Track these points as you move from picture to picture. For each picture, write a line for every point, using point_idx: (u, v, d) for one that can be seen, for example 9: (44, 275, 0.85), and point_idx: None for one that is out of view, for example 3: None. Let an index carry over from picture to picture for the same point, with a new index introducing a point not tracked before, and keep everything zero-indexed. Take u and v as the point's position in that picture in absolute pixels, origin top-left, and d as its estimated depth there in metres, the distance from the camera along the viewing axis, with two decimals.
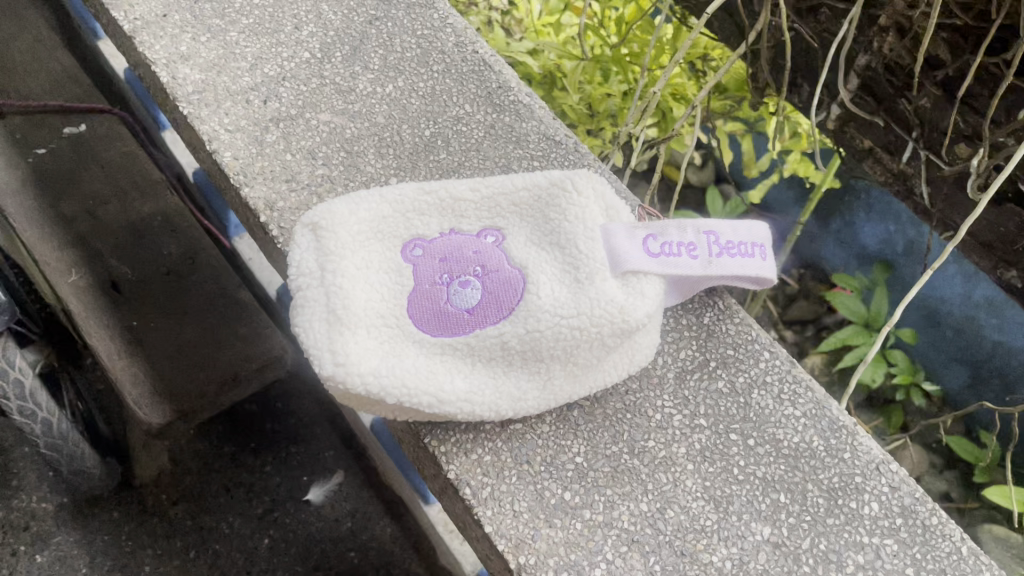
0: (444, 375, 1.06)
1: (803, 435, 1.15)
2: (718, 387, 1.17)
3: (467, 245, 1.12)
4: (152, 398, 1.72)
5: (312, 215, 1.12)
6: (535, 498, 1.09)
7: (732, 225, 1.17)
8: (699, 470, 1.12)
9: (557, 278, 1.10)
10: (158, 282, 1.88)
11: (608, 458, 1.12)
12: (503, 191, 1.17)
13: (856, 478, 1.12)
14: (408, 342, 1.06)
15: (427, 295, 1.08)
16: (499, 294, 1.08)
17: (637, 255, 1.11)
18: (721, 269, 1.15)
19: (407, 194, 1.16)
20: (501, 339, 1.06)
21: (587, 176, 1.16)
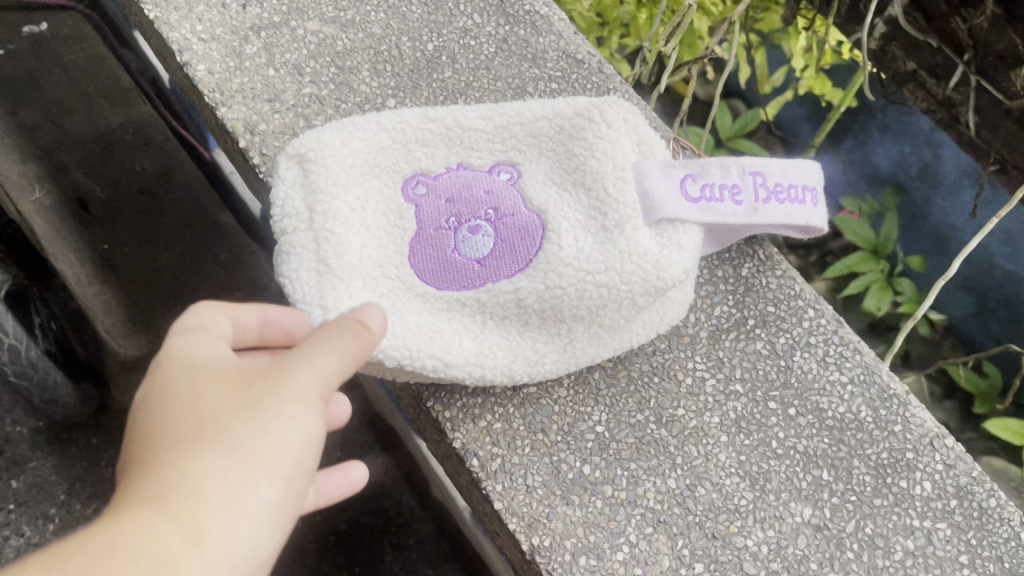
0: (451, 333, 0.93)
1: (850, 404, 1.04)
2: (757, 350, 1.05)
3: (478, 182, 0.97)
4: (128, 330, 1.53)
5: (298, 144, 0.94)
6: (550, 471, 0.97)
7: (780, 164, 1.02)
8: (734, 442, 1.00)
9: (581, 226, 0.96)
10: (130, 202, 1.65)
11: (632, 428, 1.00)
12: (519, 120, 1.01)
13: (907, 454, 1.02)
14: (411, 295, 0.93)
15: (431, 241, 0.94)
16: (515, 242, 0.95)
17: (675, 198, 0.96)
18: (768, 216, 1.00)
19: (409, 122, 0.98)
20: (518, 295, 0.93)
21: (618, 103, 0.99)
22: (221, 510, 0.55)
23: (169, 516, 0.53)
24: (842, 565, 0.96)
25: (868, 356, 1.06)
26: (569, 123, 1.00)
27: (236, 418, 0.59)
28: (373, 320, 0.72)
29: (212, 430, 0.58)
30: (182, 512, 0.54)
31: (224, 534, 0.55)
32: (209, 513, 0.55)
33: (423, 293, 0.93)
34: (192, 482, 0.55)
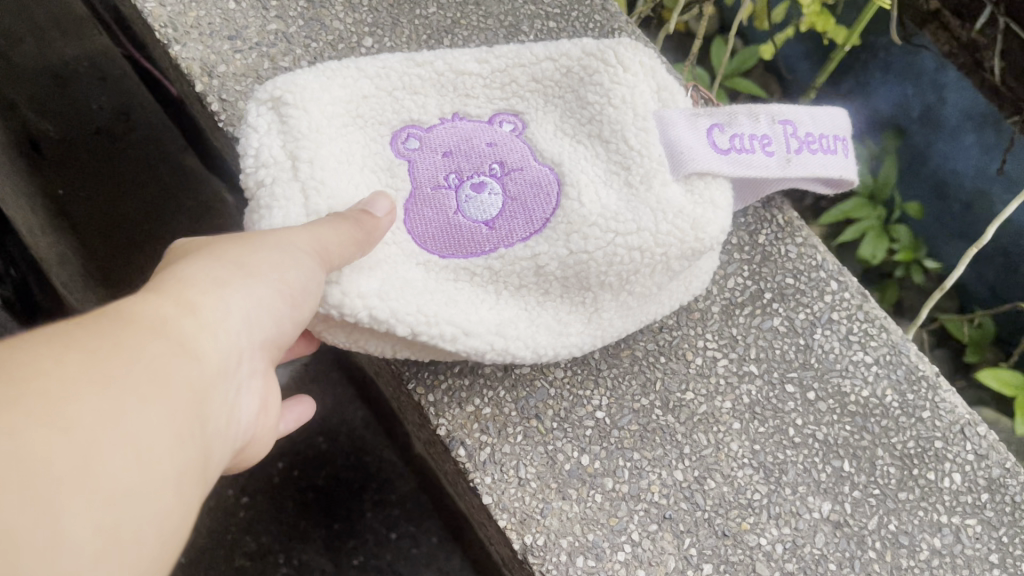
0: (464, 304, 0.80)
1: (875, 387, 0.94)
2: (775, 327, 0.95)
3: (477, 133, 0.85)
4: (85, 284, 1.36)
5: (270, 89, 0.79)
6: (545, 461, 0.87)
7: (808, 115, 0.88)
8: (747, 430, 0.91)
9: (605, 182, 0.83)
10: (87, 144, 1.39)
11: (636, 413, 0.90)
12: (521, 62, 0.88)
13: (936, 444, 0.93)
14: (408, 262, 0.79)
15: (429, 200, 0.81)
16: (528, 201, 0.83)
17: (703, 151, 0.84)
18: (802, 166, 0.87)
19: (393, 67, 0.85)
20: (536, 258, 0.81)
21: (635, 45, 0.87)
22: (221, 294, 0.54)
23: (169, 293, 0.52)
24: (863, 566, 0.88)
25: (896, 335, 0.96)
26: (581, 68, 0.88)
27: (223, 245, 0.59)
28: (380, 206, 0.70)
29: (199, 253, 0.58)
30: (175, 292, 0.52)
31: (227, 315, 0.53)
32: (208, 292, 0.53)
33: (426, 263, 0.80)
34: (182, 275, 0.54)
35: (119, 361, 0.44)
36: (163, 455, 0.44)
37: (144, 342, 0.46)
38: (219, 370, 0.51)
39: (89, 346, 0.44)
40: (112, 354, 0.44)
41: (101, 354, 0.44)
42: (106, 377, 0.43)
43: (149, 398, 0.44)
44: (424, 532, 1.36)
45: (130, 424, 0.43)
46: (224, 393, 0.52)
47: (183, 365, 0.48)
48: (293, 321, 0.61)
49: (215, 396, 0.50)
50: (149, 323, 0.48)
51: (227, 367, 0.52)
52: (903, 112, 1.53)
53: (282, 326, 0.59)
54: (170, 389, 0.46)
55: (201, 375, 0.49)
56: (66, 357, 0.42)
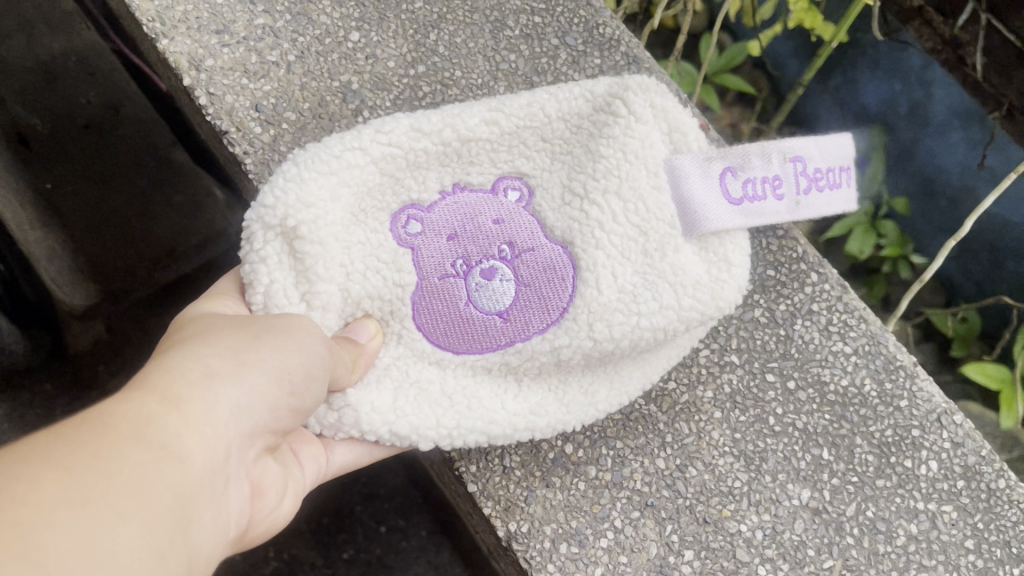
0: (485, 392, 0.80)
1: (854, 376, 0.95)
2: (754, 320, 0.95)
3: (483, 209, 0.79)
4: (74, 275, 1.35)
5: (272, 212, 0.71)
6: (528, 449, 0.89)
7: (819, 147, 0.81)
8: (728, 419, 0.92)
9: (620, 253, 0.79)
10: (75, 139, 1.37)
11: (619, 402, 0.91)
12: (530, 123, 0.80)
13: (913, 432, 0.94)
14: (416, 361, 0.78)
15: (438, 294, 0.77)
16: (543, 286, 0.78)
17: (716, 204, 0.79)
18: (811, 205, 0.81)
19: (400, 142, 0.76)
20: (557, 350, 0.79)
21: (649, 86, 0.79)
22: (212, 387, 0.50)
23: (156, 389, 0.48)
24: (842, 552, 0.90)
25: (874, 327, 0.96)
26: (589, 119, 0.81)
27: (218, 334, 0.55)
28: (365, 332, 0.74)
29: (193, 342, 0.54)
30: (168, 386, 0.48)
31: (217, 409, 0.50)
32: (197, 385, 0.49)
33: (438, 361, 0.78)
34: (171, 366, 0.50)
35: (98, 472, 0.41)
36: None
37: (127, 452, 0.43)
38: (207, 472, 0.47)
39: (67, 463, 0.40)
40: (91, 469, 0.41)
41: (79, 470, 0.40)
42: (86, 497, 0.39)
43: (130, 516, 0.40)
44: (413, 526, 1.36)
45: (110, 549, 0.39)
46: (213, 497, 0.48)
47: (171, 471, 0.44)
48: (290, 409, 0.57)
49: (201, 500, 0.46)
50: (132, 428, 0.44)
51: (216, 468, 0.48)
52: (891, 109, 1.54)
53: (278, 415, 0.56)
54: (158, 501, 0.43)
55: (188, 480, 0.45)
56: (41, 478, 0.39)
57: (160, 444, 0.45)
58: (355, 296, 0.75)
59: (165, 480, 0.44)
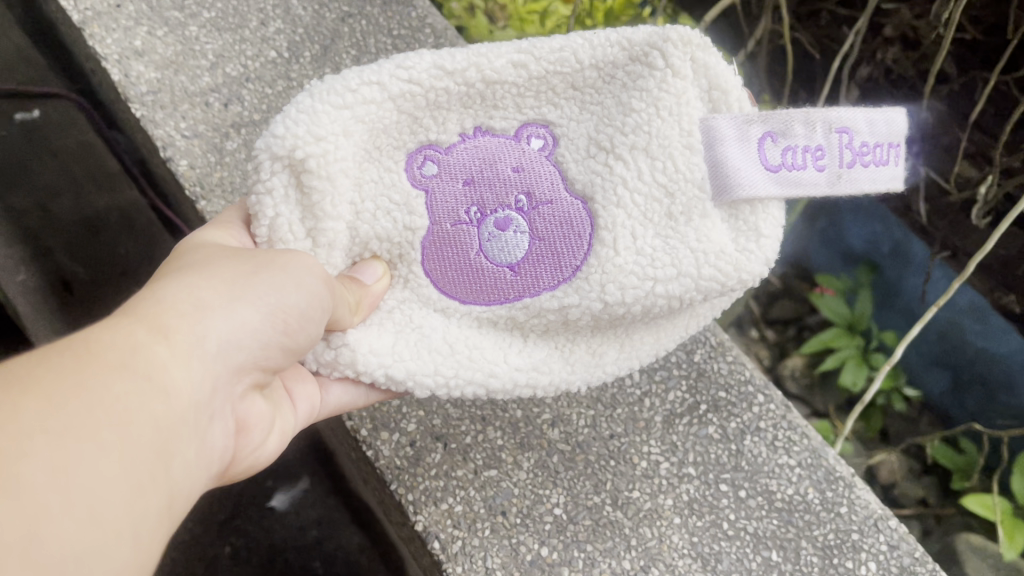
0: (489, 343, 0.44)
1: (804, 485, 0.62)
2: (705, 441, 0.62)
3: (498, 152, 0.43)
4: None
5: (283, 140, 0.39)
6: (506, 551, 0.56)
7: (867, 112, 0.42)
8: (686, 523, 0.59)
9: (640, 211, 0.44)
10: None
11: (592, 510, 0.58)
12: (560, 70, 0.43)
13: (854, 536, 0.61)
14: (421, 308, 0.44)
15: (446, 244, 0.43)
16: (557, 240, 0.44)
17: (742, 172, 0.42)
18: (856, 190, 0.43)
19: (423, 55, 0.41)
20: (564, 314, 0.44)
21: (690, 36, 0.42)
22: (210, 313, 0.36)
23: (145, 314, 0.34)
24: None
25: (816, 439, 0.64)
26: (622, 71, 0.44)
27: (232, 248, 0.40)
28: (356, 278, 0.42)
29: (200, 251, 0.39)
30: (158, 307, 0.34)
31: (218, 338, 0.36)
32: (193, 315, 0.35)
33: (442, 308, 0.44)
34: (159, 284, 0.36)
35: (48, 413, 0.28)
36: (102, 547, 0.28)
37: (109, 386, 0.30)
38: (194, 410, 0.34)
39: (34, 392, 0.28)
40: (63, 402, 0.29)
41: (51, 404, 0.28)
42: (54, 425, 0.28)
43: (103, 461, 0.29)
44: None
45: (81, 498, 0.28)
46: (198, 435, 0.35)
47: (149, 419, 0.31)
48: (280, 349, 0.39)
49: (183, 440, 0.33)
50: (115, 356, 0.31)
51: (205, 405, 0.35)
52: None
53: (271, 354, 0.39)
54: (130, 450, 0.30)
55: (167, 418, 0.32)
56: (11, 406, 0.27)
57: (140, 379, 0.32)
58: (360, 244, 0.43)
59: (140, 428, 0.31)
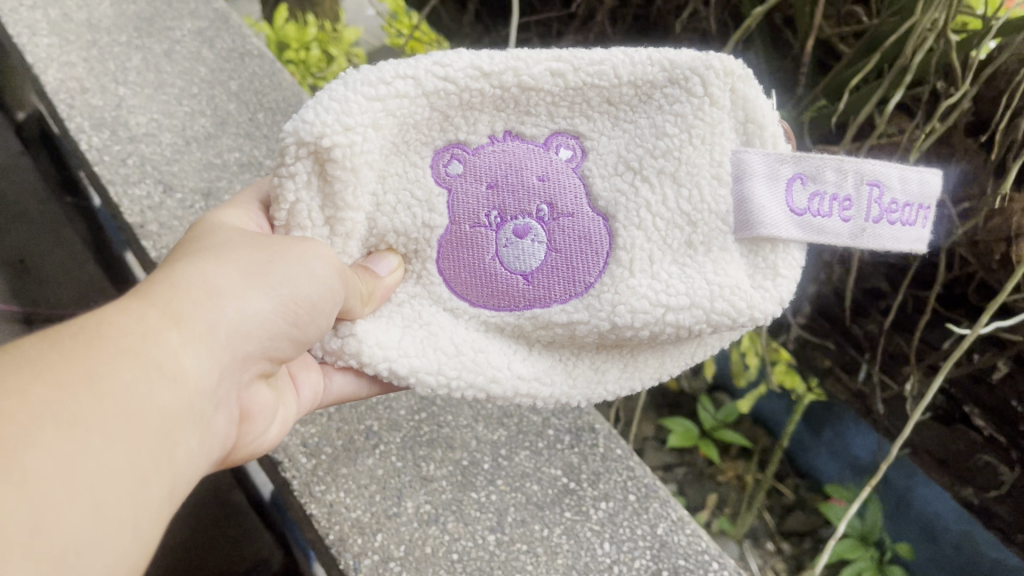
0: (495, 348, 0.43)
1: None
2: None
3: (521, 159, 0.43)
4: None
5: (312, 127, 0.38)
6: None
7: (901, 169, 0.42)
8: None
9: (659, 235, 0.43)
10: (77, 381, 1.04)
11: None
12: (597, 83, 0.43)
13: None
14: (431, 305, 0.43)
15: (462, 248, 0.43)
16: (573, 254, 0.43)
17: (768, 210, 0.41)
18: (878, 245, 0.42)
19: (462, 62, 0.41)
20: (572, 329, 0.43)
21: (732, 67, 0.42)
22: (223, 302, 0.36)
23: (159, 300, 0.35)
24: None
25: None
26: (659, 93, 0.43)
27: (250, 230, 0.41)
28: (384, 264, 0.42)
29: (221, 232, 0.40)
30: (174, 293, 0.35)
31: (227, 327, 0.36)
32: (204, 303, 0.36)
33: (452, 308, 0.43)
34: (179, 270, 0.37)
35: (67, 395, 0.30)
36: (115, 531, 0.30)
37: (117, 373, 0.31)
38: (200, 397, 0.35)
39: (45, 377, 0.30)
40: (73, 389, 0.30)
41: (62, 392, 0.30)
42: (60, 411, 0.29)
43: (114, 441, 0.30)
44: None
45: (85, 484, 0.29)
46: (205, 422, 0.35)
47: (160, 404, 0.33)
48: (288, 341, 0.39)
49: (190, 427, 0.34)
50: (127, 342, 0.33)
51: (211, 393, 0.35)
52: None
53: (280, 345, 0.39)
54: (139, 436, 0.31)
55: (171, 406, 0.33)
56: (25, 391, 0.29)
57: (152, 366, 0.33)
58: (377, 236, 0.42)
59: (151, 412, 0.32)
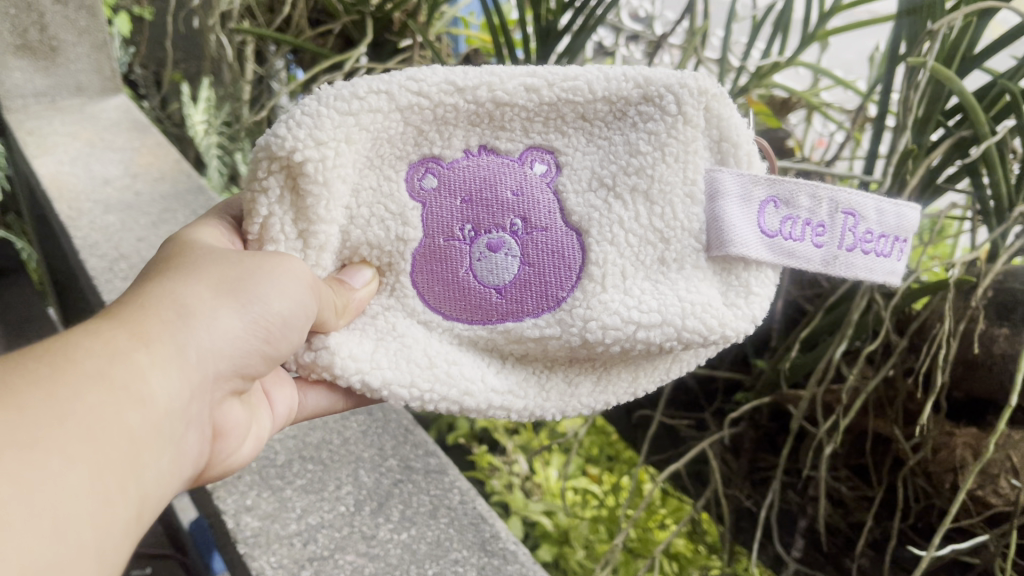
0: (468, 360, 0.44)
1: None
2: None
3: (493, 171, 0.42)
4: None
5: (283, 140, 0.37)
6: None
7: (879, 201, 0.41)
8: None
9: (632, 251, 0.42)
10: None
11: None
12: (573, 99, 0.41)
13: None
14: (404, 318, 0.43)
15: (438, 259, 0.42)
16: (545, 266, 0.42)
17: (740, 226, 0.41)
18: (851, 275, 0.41)
19: (430, 83, 0.39)
20: (544, 343, 0.43)
21: (706, 86, 0.40)
22: (194, 320, 0.35)
23: (128, 321, 0.33)
24: None
25: None
26: (635, 110, 0.42)
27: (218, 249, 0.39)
28: (358, 277, 0.42)
29: (192, 252, 0.38)
30: (142, 318, 0.33)
31: (197, 347, 0.35)
32: (174, 322, 0.34)
33: (425, 320, 0.44)
34: (144, 292, 0.35)
35: (38, 415, 0.28)
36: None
37: (83, 395, 0.29)
38: (169, 416, 0.33)
39: (6, 403, 0.27)
40: (34, 411, 0.28)
41: (22, 413, 0.27)
42: (27, 438, 0.27)
43: (81, 466, 0.28)
44: None
45: (31, 525, 0.26)
46: (173, 441, 0.34)
47: (131, 416, 0.31)
48: (260, 357, 0.38)
49: (159, 448, 0.32)
50: (94, 366, 0.30)
51: (181, 412, 0.34)
52: None
53: (251, 362, 0.38)
54: (109, 456, 0.29)
55: (142, 427, 0.31)
56: None
57: (121, 388, 0.31)
58: (350, 249, 0.42)
59: (120, 434, 0.30)
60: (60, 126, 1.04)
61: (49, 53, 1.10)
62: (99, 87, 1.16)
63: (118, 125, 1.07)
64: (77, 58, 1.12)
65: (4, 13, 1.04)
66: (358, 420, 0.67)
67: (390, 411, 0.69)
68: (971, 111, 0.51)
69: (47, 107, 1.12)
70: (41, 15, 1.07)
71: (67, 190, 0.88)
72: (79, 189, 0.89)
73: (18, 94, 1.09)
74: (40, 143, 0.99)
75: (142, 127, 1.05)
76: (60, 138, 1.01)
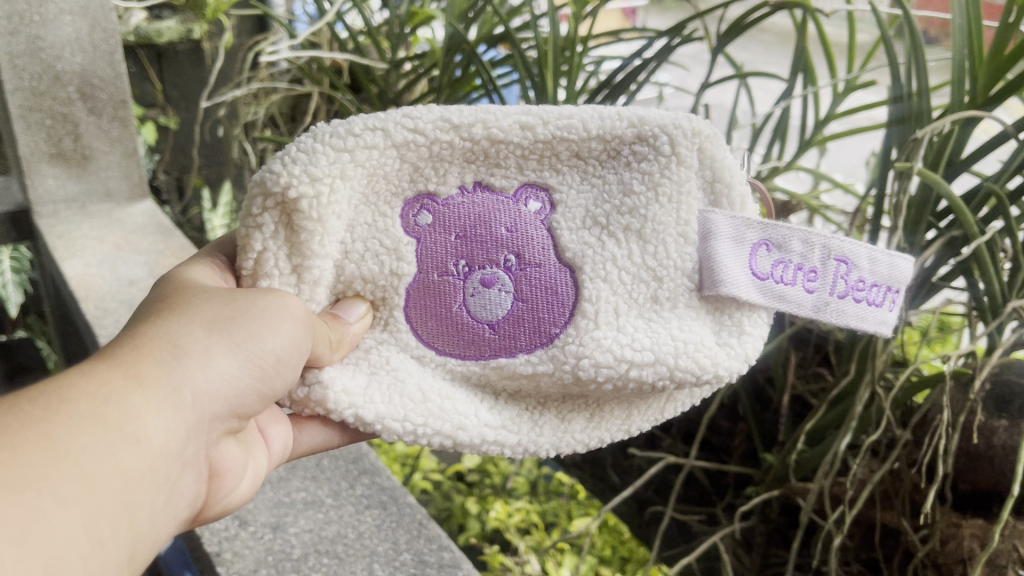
0: (462, 396, 0.43)
1: None
2: None
3: (488, 210, 0.42)
4: None
5: (278, 175, 0.37)
6: None
7: (872, 250, 0.41)
8: None
9: (625, 289, 0.42)
10: None
11: None
12: (567, 136, 0.41)
13: None
14: (398, 352, 0.43)
15: (432, 295, 0.42)
16: (541, 305, 0.42)
17: (734, 270, 0.41)
18: (841, 321, 0.41)
19: (426, 122, 0.40)
20: (536, 379, 0.43)
21: (700, 127, 0.41)
22: (189, 360, 0.35)
23: (123, 360, 0.33)
24: None
25: None
26: (628, 149, 0.42)
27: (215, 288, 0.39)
28: (351, 312, 0.42)
29: (186, 293, 0.39)
30: (136, 359, 0.34)
31: (192, 387, 0.35)
32: (169, 362, 0.34)
33: (419, 354, 0.44)
34: (138, 335, 0.35)
35: (32, 457, 0.28)
36: None
37: (77, 436, 0.29)
38: (166, 457, 0.33)
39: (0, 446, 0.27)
40: (27, 455, 0.28)
41: (15, 456, 0.27)
42: (19, 479, 0.27)
43: (74, 506, 0.28)
44: None
45: (21, 567, 0.26)
46: (168, 483, 0.33)
47: (127, 455, 0.31)
48: (256, 396, 0.38)
49: (154, 489, 0.32)
50: (88, 406, 0.31)
51: (177, 452, 0.34)
52: None
53: (247, 402, 0.38)
54: (101, 496, 0.29)
55: (139, 467, 0.31)
56: None
57: (115, 427, 0.31)
58: (344, 282, 0.42)
59: (115, 473, 0.30)
60: (87, 224, 1.03)
61: (82, 161, 1.04)
62: (129, 193, 1.10)
63: (145, 230, 1.03)
64: (109, 166, 1.06)
65: (41, 125, 0.98)
66: (373, 515, 0.64)
67: (404, 505, 0.66)
68: (961, 214, 0.51)
69: (78, 214, 1.06)
70: (76, 126, 1.01)
71: (93, 291, 0.87)
72: (105, 291, 0.87)
73: (48, 200, 1.04)
74: (69, 247, 0.97)
75: (166, 229, 1.03)
76: (84, 238, 1.00)
